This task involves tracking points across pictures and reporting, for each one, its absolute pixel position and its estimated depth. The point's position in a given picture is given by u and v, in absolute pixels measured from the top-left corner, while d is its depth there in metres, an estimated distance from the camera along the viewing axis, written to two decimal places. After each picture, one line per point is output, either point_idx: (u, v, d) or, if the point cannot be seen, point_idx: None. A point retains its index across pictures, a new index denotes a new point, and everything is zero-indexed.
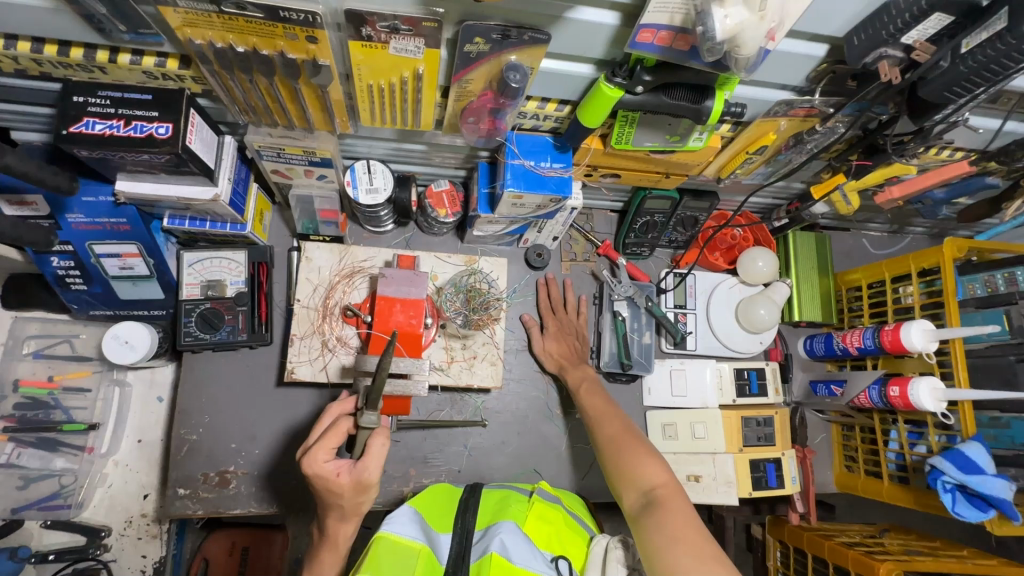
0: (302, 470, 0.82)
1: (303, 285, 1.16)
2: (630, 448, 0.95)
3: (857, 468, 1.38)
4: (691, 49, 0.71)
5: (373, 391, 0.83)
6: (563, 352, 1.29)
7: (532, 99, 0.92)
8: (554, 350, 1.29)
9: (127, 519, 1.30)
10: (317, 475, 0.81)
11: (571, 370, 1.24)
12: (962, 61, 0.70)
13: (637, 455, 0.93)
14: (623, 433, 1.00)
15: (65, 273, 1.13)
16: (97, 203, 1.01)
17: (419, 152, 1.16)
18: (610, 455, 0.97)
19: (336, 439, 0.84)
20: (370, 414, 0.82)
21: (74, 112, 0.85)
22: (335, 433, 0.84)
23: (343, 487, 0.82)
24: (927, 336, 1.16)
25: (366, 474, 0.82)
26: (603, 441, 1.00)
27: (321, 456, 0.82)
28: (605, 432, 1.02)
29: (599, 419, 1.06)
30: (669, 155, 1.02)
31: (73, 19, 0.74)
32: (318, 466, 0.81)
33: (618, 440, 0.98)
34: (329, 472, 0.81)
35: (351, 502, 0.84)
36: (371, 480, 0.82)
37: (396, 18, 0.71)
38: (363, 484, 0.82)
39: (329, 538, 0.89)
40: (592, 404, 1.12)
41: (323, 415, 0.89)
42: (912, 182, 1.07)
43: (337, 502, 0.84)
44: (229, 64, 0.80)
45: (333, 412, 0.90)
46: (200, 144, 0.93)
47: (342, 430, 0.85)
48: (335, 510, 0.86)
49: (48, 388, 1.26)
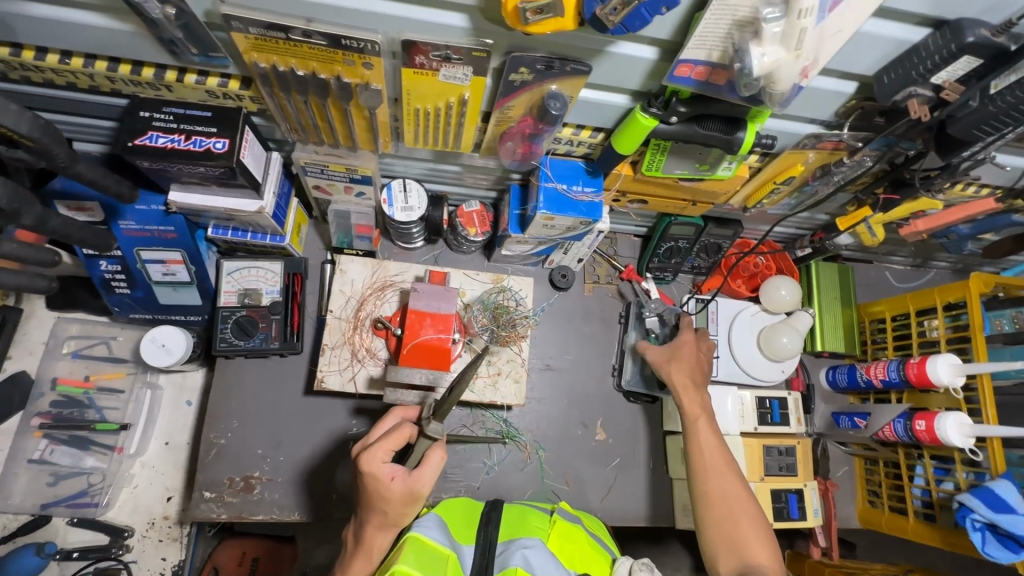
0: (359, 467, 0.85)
1: (336, 296, 1.19)
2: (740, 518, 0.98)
3: (881, 503, 1.36)
4: (727, 83, 0.74)
5: (442, 404, 0.83)
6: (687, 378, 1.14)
7: (568, 126, 0.96)
8: (676, 375, 1.15)
9: (150, 520, 1.31)
10: (371, 474, 0.83)
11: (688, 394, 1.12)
12: (990, 101, 0.72)
13: (746, 527, 0.97)
14: (741, 506, 0.99)
15: (111, 277, 1.19)
16: (149, 211, 1.07)
17: (453, 173, 1.21)
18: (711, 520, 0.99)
19: (394, 444, 0.85)
20: (435, 425, 0.83)
21: (140, 126, 0.91)
22: (394, 439, 0.85)
23: (393, 493, 0.83)
24: (953, 370, 1.16)
25: (419, 485, 0.83)
26: (708, 499, 1.01)
27: (379, 456, 0.84)
28: (722, 492, 1.00)
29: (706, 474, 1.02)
30: (698, 183, 1.05)
31: (150, 42, 0.80)
32: (375, 465, 0.83)
33: (727, 504, 0.99)
34: (383, 474, 0.83)
35: (395, 511, 0.85)
36: (422, 492, 0.84)
37: (448, 48, 0.76)
38: (414, 494, 0.84)
39: (364, 547, 0.88)
40: (700, 459, 1.04)
41: (387, 416, 0.93)
42: (937, 217, 1.11)
43: (381, 507, 0.85)
44: (288, 85, 0.85)
45: (396, 415, 0.94)
46: (251, 158, 0.98)
47: (404, 435, 0.86)
48: (376, 515, 0.86)
49: (84, 388, 1.31)
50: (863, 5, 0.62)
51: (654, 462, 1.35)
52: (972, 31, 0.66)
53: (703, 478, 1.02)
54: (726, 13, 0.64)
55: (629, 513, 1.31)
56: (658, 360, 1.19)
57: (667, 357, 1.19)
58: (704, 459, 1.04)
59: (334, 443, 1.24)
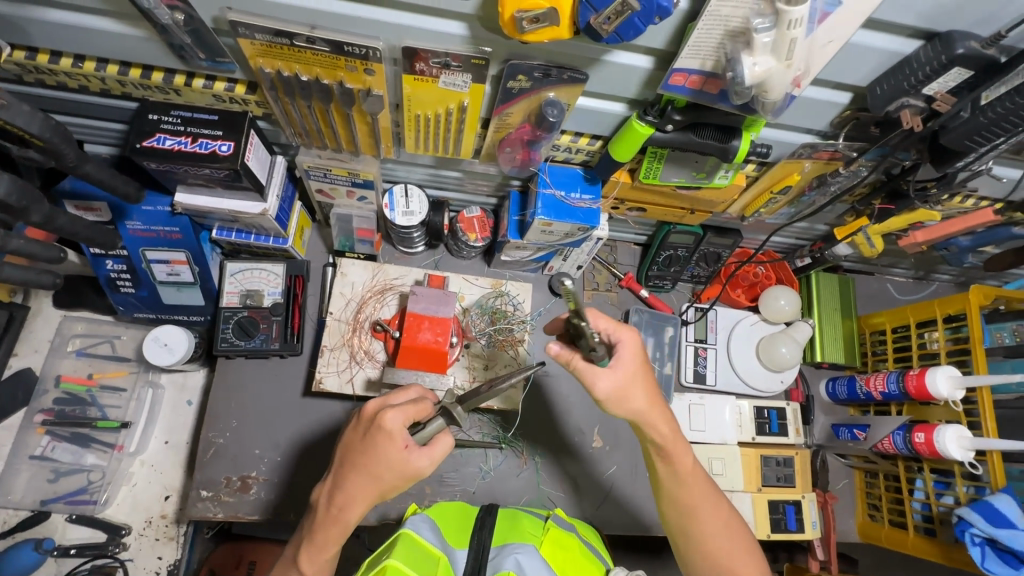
0: (376, 421, 0.80)
1: (336, 299, 1.20)
2: (728, 545, 0.88)
3: (881, 517, 1.35)
4: (720, 92, 0.76)
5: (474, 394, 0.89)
6: (651, 398, 0.84)
7: (567, 133, 0.98)
8: (638, 404, 0.83)
9: (147, 519, 1.32)
10: (386, 430, 0.79)
11: (655, 417, 0.84)
12: (982, 112, 0.73)
13: (730, 549, 0.87)
14: (724, 529, 0.89)
15: (117, 276, 1.21)
16: (155, 212, 1.10)
17: (454, 179, 1.22)
18: (695, 552, 0.89)
19: (416, 412, 0.82)
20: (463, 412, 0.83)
21: (149, 128, 0.93)
22: (417, 407, 0.83)
23: (396, 460, 0.79)
24: (953, 382, 1.15)
25: (420, 461, 0.80)
26: (690, 534, 0.89)
27: (402, 418, 0.80)
28: (704, 524, 0.88)
29: (687, 509, 0.88)
30: (695, 191, 1.06)
31: (160, 47, 0.83)
32: (393, 424, 0.79)
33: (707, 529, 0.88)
34: (399, 438, 0.79)
35: (389, 480, 0.80)
36: (421, 474, 0.81)
37: (448, 55, 0.77)
38: (412, 471, 0.80)
39: (340, 515, 0.82)
40: (677, 492, 0.88)
41: (411, 390, 0.89)
42: (936, 228, 1.13)
43: (375, 472, 0.80)
44: (291, 90, 0.87)
45: (415, 391, 0.90)
46: (256, 162, 1.00)
47: (425, 410, 0.84)
48: (367, 479, 0.80)
49: (87, 385, 1.34)
50: (852, 18, 0.63)
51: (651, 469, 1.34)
52: (962, 43, 0.67)
53: (683, 513, 0.89)
54: (718, 24, 0.65)
55: (618, 522, 1.30)
56: (614, 395, 0.82)
57: (622, 387, 0.82)
58: (680, 494, 0.88)
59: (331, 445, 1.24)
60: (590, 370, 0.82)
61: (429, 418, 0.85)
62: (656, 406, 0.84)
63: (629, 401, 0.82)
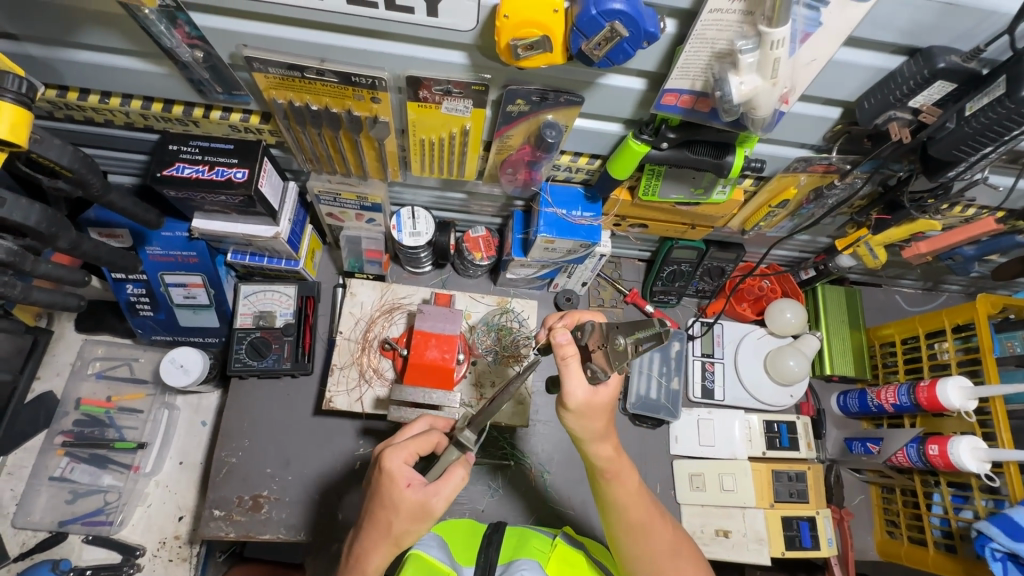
0: (379, 463, 0.82)
1: (346, 318, 1.23)
2: (676, 564, 0.87)
3: (900, 534, 1.31)
4: (711, 111, 0.79)
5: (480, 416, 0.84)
6: (606, 423, 0.85)
7: (566, 153, 1.01)
8: (594, 426, 0.83)
9: (161, 539, 1.33)
10: (388, 472, 0.80)
11: (608, 437, 0.86)
12: (966, 122, 0.74)
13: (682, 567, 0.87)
14: (672, 545, 0.88)
15: (136, 299, 1.26)
16: (174, 238, 1.15)
17: (460, 201, 1.27)
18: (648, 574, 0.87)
19: (419, 448, 0.83)
20: (468, 434, 0.83)
21: (169, 158, 0.98)
22: (420, 443, 0.84)
23: (404, 502, 0.78)
24: (964, 393, 1.14)
25: (433, 498, 0.79)
26: (641, 554, 0.88)
27: (402, 456, 0.81)
28: (654, 541, 0.88)
29: (637, 527, 0.88)
30: (695, 207, 1.08)
31: (180, 82, 0.89)
32: (394, 464, 0.80)
33: (651, 544, 0.87)
34: (400, 477, 0.79)
35: (401, 526, 0.79)
36: (433, 511, 0.80)
37: (449, 82, 0.82)
38: (425, 510, 0.79)
39: (358, 564, 0.82)
40: (625, 513, 0.88)
41: (419, 422, 0.91)
42: (939, 238, 1.13)
43: (386, 518, 0.79)
44: (303, 120, 0.92)
45: (426, 422, 0.92)
46: (269, 188, 1.05)
47: (431, 441, 0.85)
48: (378, 526, 0.80)
49: (106, 408, 1.37)
50: (832, 37, 0.66)
51: (661, 487, 1.32)
52: (943, 57, 0.69)
53: (631, 531, 0.88)
54: (705, 46, 0.69)
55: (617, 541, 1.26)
56: (582, 408, 0.80)
57: (592, 403, 0.81)
58: (631, 514, 0.87)
59: (341, 464, 1.26)
60: (573, 372, 0.80)
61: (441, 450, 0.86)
62: (609, 430, 0.85)
63: (587, 421, 0.82)
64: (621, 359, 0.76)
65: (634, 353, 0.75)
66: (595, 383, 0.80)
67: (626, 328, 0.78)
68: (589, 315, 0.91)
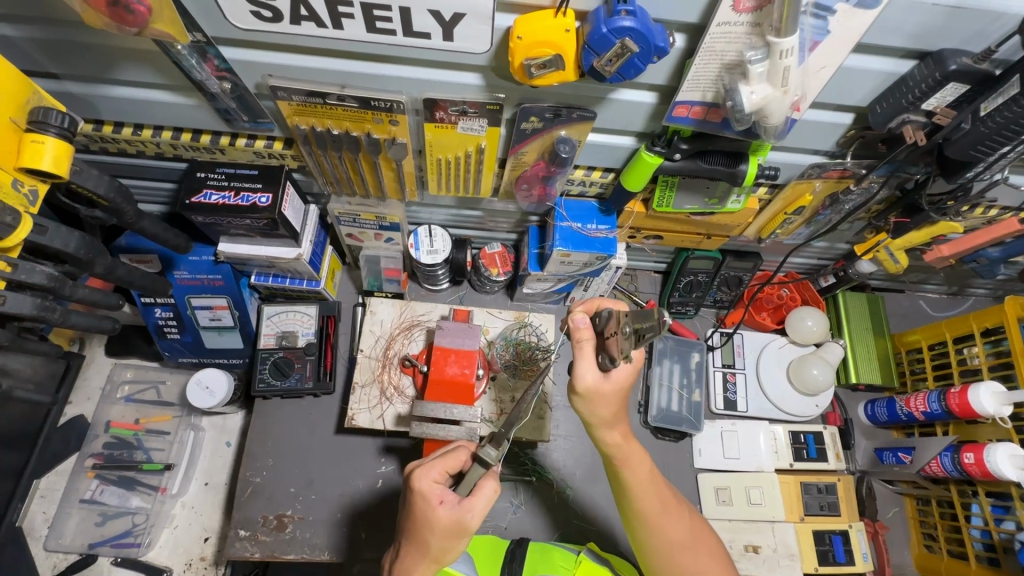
0: (410, 483, 0.82)
1: (366, 336, 1.24)
2: (695, 553, 0.87)
3: (939, 548, 1.27)
4: (723, 121, 0.80)
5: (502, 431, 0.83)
6: (615, 410, 0.83)
7: (580, 168, 1.03)
8: (601, 412, 0.82)
9: (187, 561, 1.33)
10: (421, 492, 0.80)
11: (622, 420, 0.85)
12: (982, 122, 0.74)
13: (704, 562, 0.86)
14: (689, 537, 0.87)
15: (165, 322, 1.30)
16: (200, 262, 1.18)
17: (475, 218, 1.29)
18: (663, 560, 0.87)
19: (449, 466, 0.83)
20: (490, 449, 0.81)
21: (196, 185, 1.02)
22: (449, 461, 0.84)
23: (440, 521, 0.79)
24: (998, 399, 1.11)
25: (468, 515, 0.80)
26: (655, 543, 0.87)
27: (432, 475, 0.82)
28: (669, 533, 0.86)
29: (651, 517, 0.86)
30: (709, 217, 1.09)
31: (209, 112, 0.93)
32: (427, 483, 0.80)
33: (665, 534, 0.86)
34: (433, 496, 0.80)
35: (440, 544, 0.80)
36: (469, 526, 0.80)
37: (465, 103, 0.84)
38: (462, 527, 0.80)
39: None
40: (638, 502, 0.86)
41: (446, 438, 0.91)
42: (962, 241, 1.11)
43: (424, 537, 0.80)
44: (324, 144, 0.95)
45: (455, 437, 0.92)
46: (292, 211, 1.08)
47: (459, 459, 0.85)
48: (416, 545, 0.81)
49: (134, 430, 1.40)
50: (841, 44, 0.67)
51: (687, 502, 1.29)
52: (955, 59, 0.69)
53: (645, 520, 0.86)
54: (714, 58, 0.70)
55: None
56: (590, 393, 0.80)
57: (603, 386, 0.80)
58: (641, 504, 0.86)
59: (364, 482, 1.26)
60: (586, 358, 0.79)
61: (469, 466, 0.86)
62: (619, 416, 0.84)
63: (595, 406, 0.82)
64: (626, 350, 0.72)
65: (633, 346, 0.70)
66: (608, 369, 0.79)
67: (636, 315, 0.71)
68: (610, 302, 0.86)
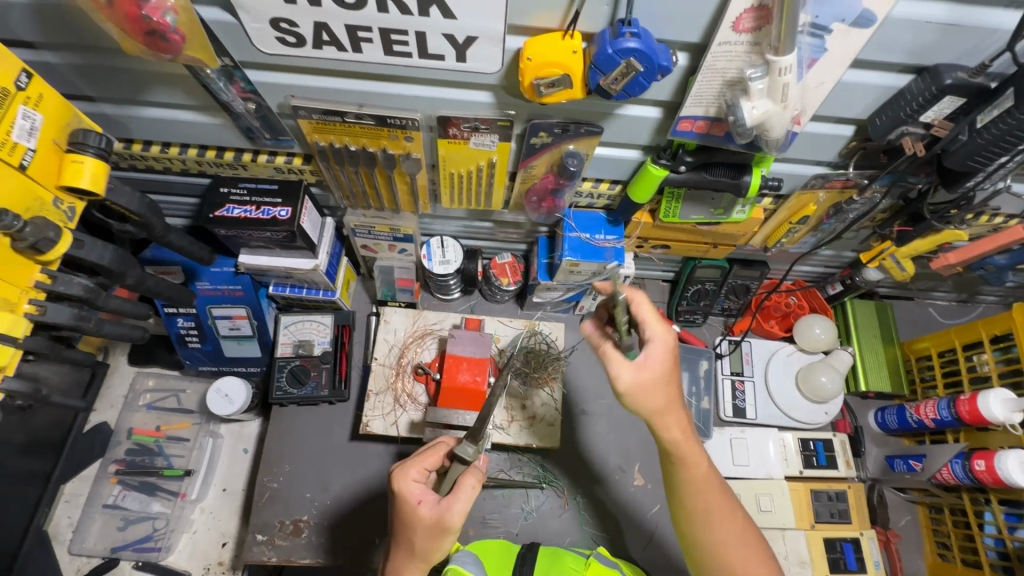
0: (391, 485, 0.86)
1: (380, 344, 1.27)
2: (742, 550, 0.85)
3: (953, 557, 1.26)
4: (727, 134, 0.83)
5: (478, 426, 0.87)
6: (668, 400, 0.83)
7: (587, 180, 1.06)
8: (652, 403, 0.82)
9: (205, 566, 1.36)
10: (401, 492, 0.84)
11: (671, 415, 0.84)
12: (978, 134, 0.76)
13: (751, 561, 0.84)
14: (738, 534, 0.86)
15: (186, 332, 1.34)
16: (221, 273, 1.23)
17: (486, 229, 1.32)
18: (711, 556, 0.86)
19: (427, 464, 0.87)
20: (467, 445, 0.85)
21: (219, 200, 1.06)
22: (427, 459, 0.88)
23: (421, 519, 0.81)
24: (1009, 406, 1.11)
25: (450, 512, 0.80)
26: (705, 539, 0.86)
27: (411, 475, 0.85)
28: (718, 529, 0.86)
29: (702, 512, 0.86)
30: (715, 227, 1.11)
31: (233, 131, 0.98)
32: (406, 482, 0.84)
33: (715, 529, 0.86)
34: (412, 495, 0.83)
35: (424, 543, 0.82)
36: (451, 525, 0.80)
37: (477, 120, 0.88)
38: (444, 525, 0.81)
39: None
40: (693, 496, 0.86)
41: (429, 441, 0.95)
42: (969, 248, 1.11)
43: (408, 536, 0.83)
44: (342, 159, 0.99)
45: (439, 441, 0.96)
46: (309, 223, 1.12)
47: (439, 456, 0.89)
48: (402, 545, 0.84)
49: (155, 437, 1.44)
50: (838, 61, 0.69)
51: None
52: (950, 74, 0.71)
53: (697, 516, 0.87)
54: (716, 76, 0.74)
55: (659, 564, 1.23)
56: (633, 389, 0.81)
57: (643, 381, 0.81)
58: (700, 500, 0.86)
59: (378, 488, 1.29)
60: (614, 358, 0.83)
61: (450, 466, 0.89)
62: (671, 408, 0.83)
63: (641, 402, 0.82)
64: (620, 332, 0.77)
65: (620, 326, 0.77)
66: (637, 358, 0.82)
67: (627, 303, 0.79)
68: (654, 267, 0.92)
